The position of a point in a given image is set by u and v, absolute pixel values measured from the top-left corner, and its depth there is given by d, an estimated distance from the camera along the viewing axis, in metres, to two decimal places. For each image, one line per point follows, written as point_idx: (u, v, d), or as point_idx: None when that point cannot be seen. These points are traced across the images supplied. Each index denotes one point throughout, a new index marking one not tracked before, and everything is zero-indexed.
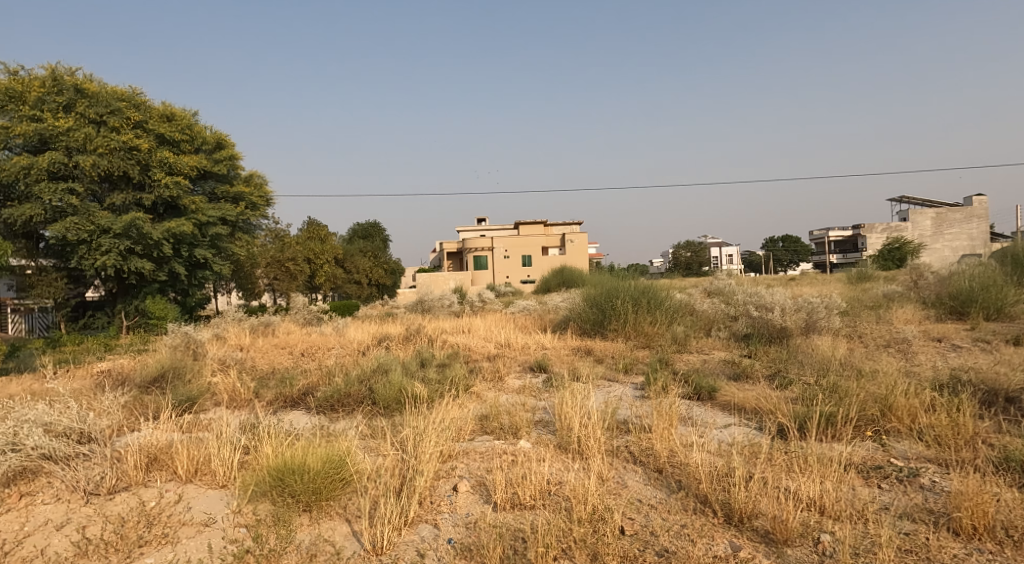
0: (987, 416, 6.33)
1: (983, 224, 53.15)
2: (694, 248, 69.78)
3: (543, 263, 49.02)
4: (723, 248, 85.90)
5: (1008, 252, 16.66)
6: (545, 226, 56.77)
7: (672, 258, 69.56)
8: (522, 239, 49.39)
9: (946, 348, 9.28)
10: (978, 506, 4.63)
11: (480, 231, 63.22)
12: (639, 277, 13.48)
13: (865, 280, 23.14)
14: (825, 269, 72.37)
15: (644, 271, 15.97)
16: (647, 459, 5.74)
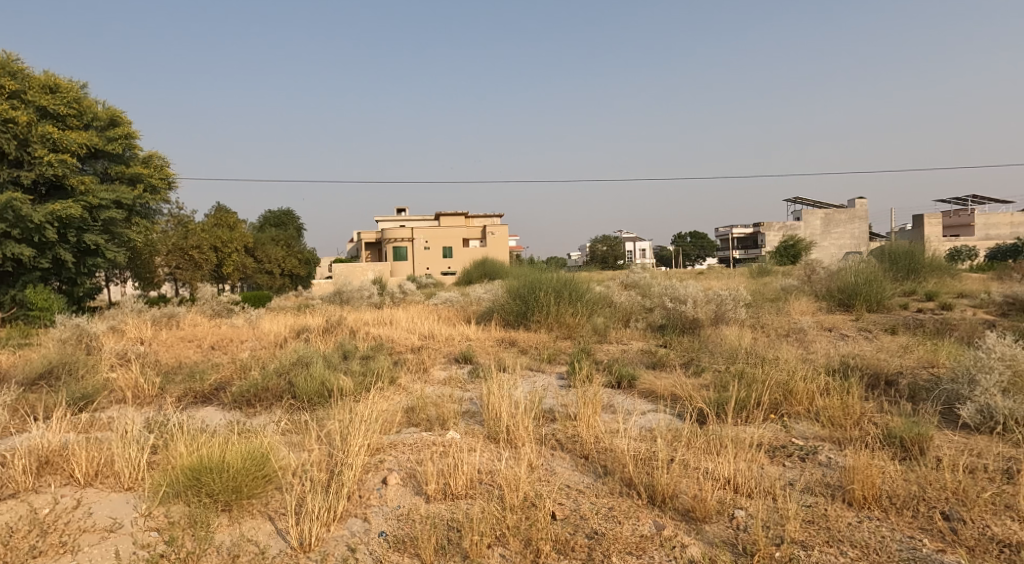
0: (871, 397, 7.05)
1: (864, 225, 58.29)
2: (610, 243, 72.43)
3: (464, 255, 48.90)
4: (637, 243, 89.39)
5: (884, 250, 18.44)
6: (467, 218, 56.60)
7: (590, 251, 71.68)
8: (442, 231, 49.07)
9: (835, 337, 10.21)
10: (868, 478, 5.11)
11: (400, 222, 62.14)
12: (560, 270, 13.80)
13: (766, 274, 24.86)
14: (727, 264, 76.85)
15: (561, 264, 16.34)
16: (574, 446, 5.93)
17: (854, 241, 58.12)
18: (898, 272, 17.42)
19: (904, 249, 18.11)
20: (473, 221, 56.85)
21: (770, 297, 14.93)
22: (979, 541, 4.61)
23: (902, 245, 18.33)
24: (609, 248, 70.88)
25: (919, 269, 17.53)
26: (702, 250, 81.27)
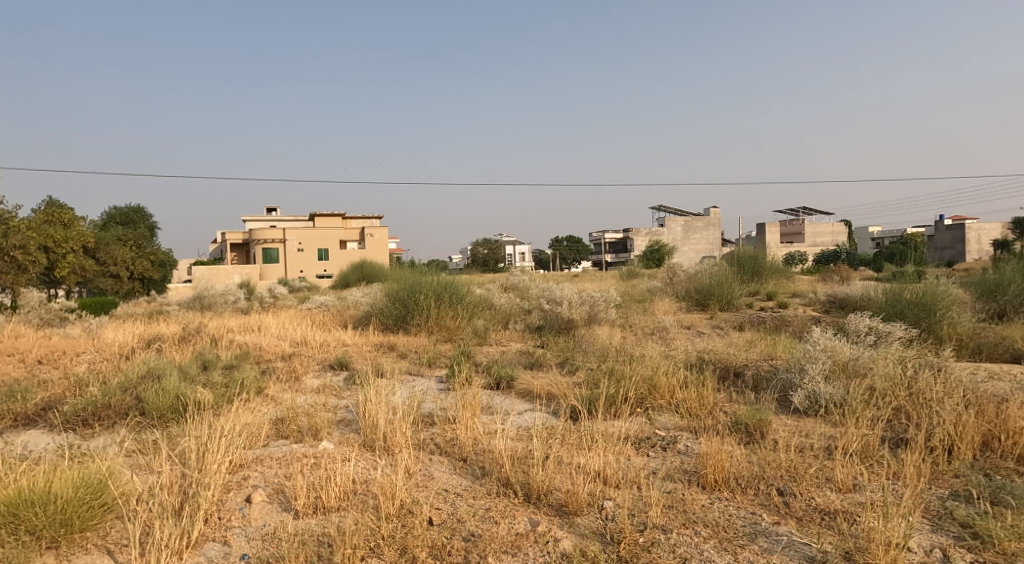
0: (724, 388, 7.67)
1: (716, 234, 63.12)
2: (490, 245, 73.21)
3: (342, 257, 47.64)
4: (515, 246, 91.12)
5: (733, 254, 20.09)
6: (343, 219, 54.93)
7: (470, 254, 72.05)
8: (318, 232, 47.25)
9: (694, 334, 10.99)
10: (717, 462, 5.53)
11: (269, 222, 59.09)
12: (440, 273, 13.76)
13: (633, 277, 26.29)
14: (598, 266, 80.18)
15: (442, 266, 16.27)
16: (452, 449, 5.95)
17: (710, 247, 62.67)
18: (744, 274, 19.00)
19: (750, 253, 19.82)
20: (348, 222, 55.35)
21: (637, 297, 15.82)
22: (804, 510, 5.07)
23: (748, 250, 20.07)
24: (489, 251, 71.58)
25: (762, 271, 19.26)
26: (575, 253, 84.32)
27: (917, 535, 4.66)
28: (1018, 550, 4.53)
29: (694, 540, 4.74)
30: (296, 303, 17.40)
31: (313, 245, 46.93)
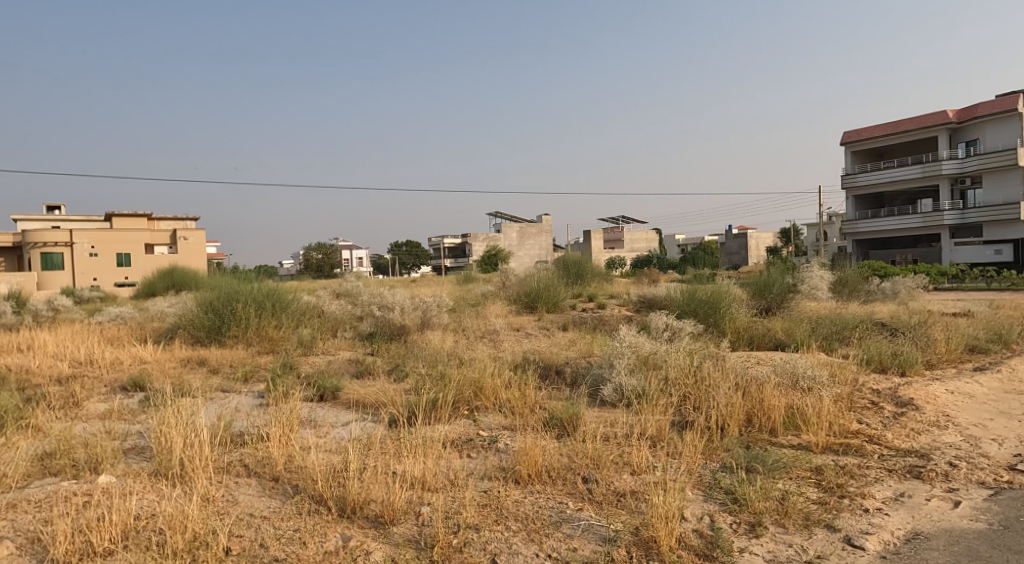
0: (547, 386, 7.94)
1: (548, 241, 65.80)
2: (326, 249, 70.15)
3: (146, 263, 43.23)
4: (349, 250, 88.44)
5: (559, 260, 21.01)
6: (149, 221, 49.89)
7: (301, 259, 68.68)
8: (116, 235, 42.59)
9: (522, 336, 11.29)
10: (531, 457, 5.69)
11: (57, 222, 52.05)
12: (264, 279, 12.89)
13: (468, 281, 26.64)
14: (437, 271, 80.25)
15: (267, 271, 15.26)
16: (263, 469, 5.56)
17: (544, 252, 65.33)
18: (568, 278, 19.94)
19: (576, 259, 20.88)
20: (153, 222, 50.35)
21: (469, 301, 16.01)
22: (605, 494, 5.36)
23: (575, 255, 21.13)
24: (327, 255, 68.74)
25: (586, 275, 20.36)
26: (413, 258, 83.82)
27: (691, 504, 5.28)
28: (764, 509, 5.23)
29: (505, 535, 4.79)
30: (90, 314, 15.41)
31: (109, 250, 42.18)
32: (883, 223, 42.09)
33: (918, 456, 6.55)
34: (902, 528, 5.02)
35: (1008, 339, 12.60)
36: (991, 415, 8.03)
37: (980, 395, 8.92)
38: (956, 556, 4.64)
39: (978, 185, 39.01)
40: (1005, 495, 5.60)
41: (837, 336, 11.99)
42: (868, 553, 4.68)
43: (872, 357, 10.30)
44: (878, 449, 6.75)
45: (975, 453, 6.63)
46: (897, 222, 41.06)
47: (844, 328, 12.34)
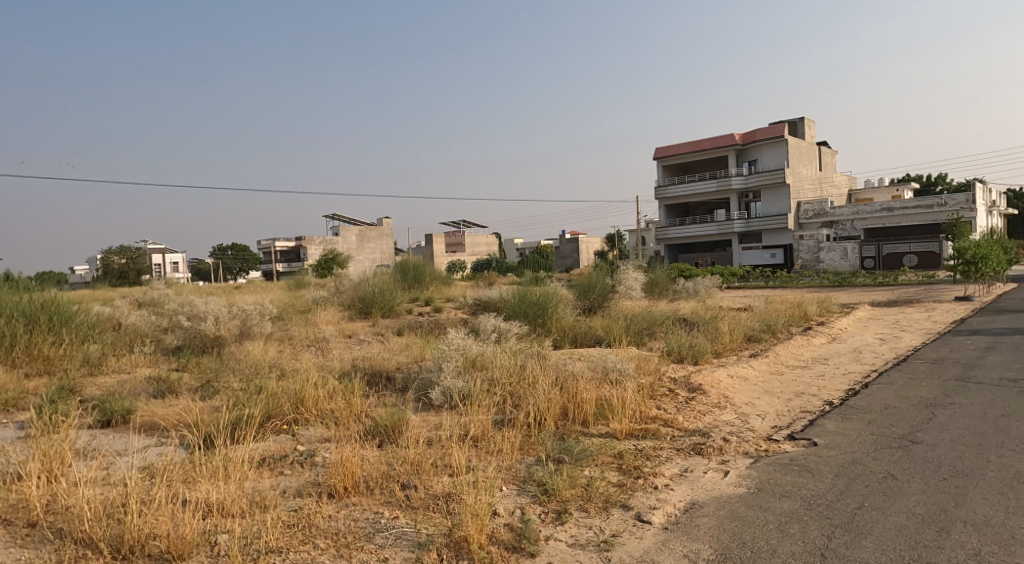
0: (374, 394, 7.86)
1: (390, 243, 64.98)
2: (131, 254, 63.85)
3: None
4: (165, 255, 80.82)
5: (398, 264, 20.77)
6: None
7: (102, 264, 61.39)
8: None
9: (353, 342, 11.03)
10: (347, 469, 5.45)
11: None
12: (44, 289, 11.34)
13: (301, 287, 25.54)
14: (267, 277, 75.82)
15: (53, 280, 13.46)
16: (17, 514, 4.91)
17: (383, 255, 64.32)
18: (406, 282, 19.77)
19: (415, 262, 20.74)
20: None
21: (299, 308, 15.28)
22: (422, 499, 5.28)
23: (414, 259, 21.00)
24: (128, 260, 62.20)
25: (425, 277, 20.24)
26: (242, 263, 78.60)
27: (502, 499, 5.44)
28: (571, 496, 5.55)
29: (310, 554, 4.53)
30: None
31: None
32: (688, 230, 46.23)
33: (700, 435, 7.49)
34: (682, 500, 5.63)
35: (775, 329, 14.70)
36: (758, 394, 9.40)
37: (753, 377, 10.39)
38: (721, 519, 5.25)
39: (757, 199, 44.75)
40: (763, 460, 6.58)
41: (647, 331, 13.20)
42: (654, 526, 5.12)
43: (673, 348, 11.41)
44: (670, 431, 7.58)
45: (745, 428, 7.73)
46: (700, 229, 45.38)
47: (653, 324, 13.62)
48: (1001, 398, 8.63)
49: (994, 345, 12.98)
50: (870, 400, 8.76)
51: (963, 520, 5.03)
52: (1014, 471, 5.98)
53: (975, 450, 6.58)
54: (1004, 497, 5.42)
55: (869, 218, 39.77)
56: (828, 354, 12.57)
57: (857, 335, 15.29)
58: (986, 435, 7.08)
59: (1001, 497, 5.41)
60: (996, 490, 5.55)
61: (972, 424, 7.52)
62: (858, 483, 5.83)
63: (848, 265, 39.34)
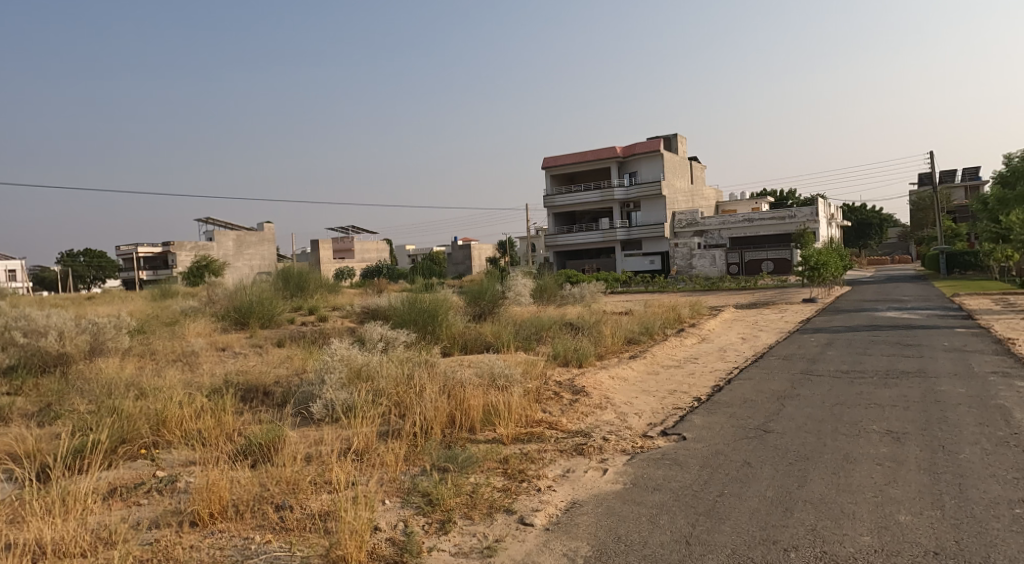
0: (248, 410, 7.50)
1: (271, 249, 62.26)
2: None
3: None
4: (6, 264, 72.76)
5: (280, 272, 19.88)
6: None
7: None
8: None
9: (227, 355, 10.47)
10: (214, 494, 5.10)
11: None
12: None
13: (169, 296, 23.92)
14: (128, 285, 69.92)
15: None
16: None
17: (265, 263, 61.50)
18: (288, 290, 19.00)
19: (297, 270, 19.97)
20: None
21: (165, 320, 14.27)
22: (298, 520, 5.02)
23: (297, 267, 20.22)
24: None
25: (308, 285, 19.55)
26: (101, 270, 72.28)
27: (384, 514, 5.35)
28: (455, 505, 5.56)
29: None
30: None
31: None
32: (575, 237, 47.42)
33: (582, 435, 7.76)
34: (563, 500, 5.79)
35: (652, 331, 15.47)
36: (636, 393, 9.84)
37: (632, 377, 10.88)
38: (598, 515, 5.45)
39: (638, 209, 46.93)
40: (638, 456, 6.91)
41: (535, 336, 13.49)
42: (536, 528, 5.23)
43: (559, 352, 11.73)
44: (554, 433, 7.79)
45: (623, 426, 8.08)
46: (586, 236, 46.77)
47: (540, 329, 13.95)
48: (838, 388, 9.60)
49: (835, 341, 14.40)
50: (731, 394, 9.43)
51: (805, 499, 5.53)
52: (846, 453, 6.67)
53: (816, 436, 7.28)
54: (837, 476, 6.05)
55: (733, 227, 43.60)
56: (698, 353, 13.40)
57: (723, 335, 16.43)
58: (824, 421, 7.86)
59: (836, 477, 6.03)
60: (831, 470, 6.18)
61: (813, 412, 8.32)
62: (718, 472, 6.27)
63: (716, 272, 42.65)
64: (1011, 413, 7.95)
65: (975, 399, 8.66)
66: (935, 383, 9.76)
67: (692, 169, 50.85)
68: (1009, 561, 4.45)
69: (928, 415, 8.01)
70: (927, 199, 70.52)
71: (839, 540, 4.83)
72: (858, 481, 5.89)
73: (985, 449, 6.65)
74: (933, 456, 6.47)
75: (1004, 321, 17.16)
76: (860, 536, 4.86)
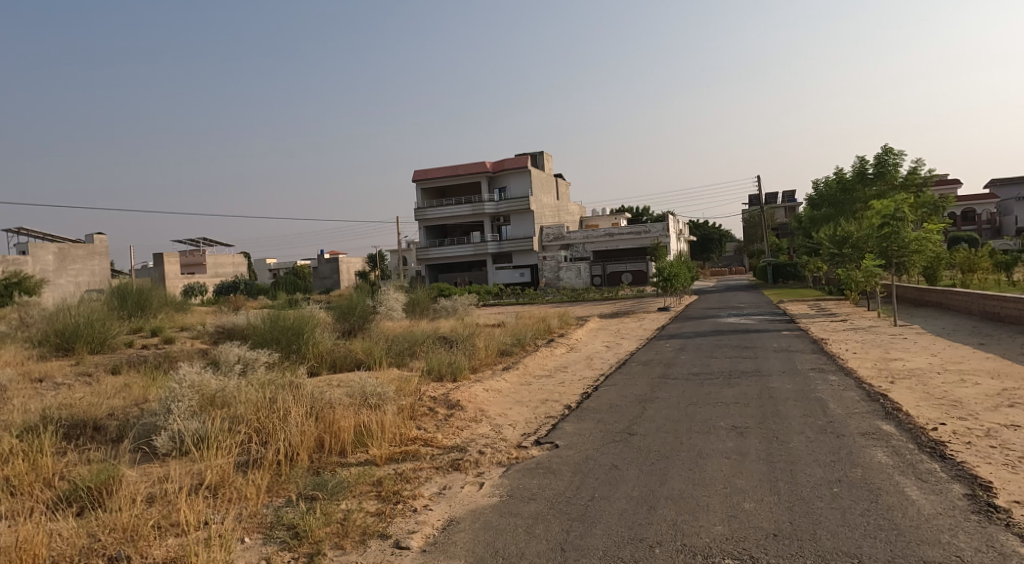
0: (71, 450, 6.56)
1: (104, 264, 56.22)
2: None
3: None
4: None
5: (114, 289, 17.91)
6: None
7: None
8: None
9: (46, 388, 9.16)
10: (27, 552, 4.34)
11: None
12: None
13: None
14: None
15: None
16: None
17: (97, 279, 55.40)
18: (125, 310, 17.15)
19: (135, 287, 18.09)
20: None
21: None
22: None
23: (136, 283, 18.31)
24: None
25: (148, 304, 17.79)
26: None
27: (243, 554, 4.84)
28: (324, 535, 5.13)
29: None
30: None
31: None
32: (445, 250, 47.02)
33: (458, 450, 7.54)
34: (440, 519, 5.53)
35: (524, 342, 15.57)
36: (510, 405, 9.78)
37: (505, 389, 10.82)
38: (476, 531, 5.25)
39: (507, 223, 47.65)
40: (514, 467, 6.80)
41: (408, 351, 13.10)
42: (412, 551, 4.93)
43: (433, 367, 11.45)
44: (429, 450, 7.51)
45: (498, 438, 7.96)
46: (456, 249, 46.54)
47: (414, 343, 13.59)
48: (692, 389, 10.12)
49: (686, 346, 15.26)
50: (599, 401, 9.62)
51: (667, 496, 5.67)
52: (699, 449, 6.97)
53: (674, 435, 7.55)
54: (693, 471, 6.27)
55: (597, 241, 45.78)
56: (567, 362, 13.64)
57: (589, 344, 16.90)
58: (679, 421, 8.20)
59: (692, 472, 6.25)
60: (688, 466, 6.41)
61: (671, 413, 8.66)
62: (589, 476, 6.30)
63: (581, 283, 44.79)
64: (828, 403, 8.76)
65: (800, 393, 9.46)
66: (768, 380, 10.58)
67: (558, 185, 52.43)
68: (833, 535, 4.78)
69: (764, 409, 8.62)
70: (756, 218, 77.64)
71: (696, 532, 4.96)
72: (711, 475, 6.15)
73: (808, 437, 7.22)
74: (769, 446, 6.92)
75: (819, 324, 19.11)
76: (714, 526, 5.03)
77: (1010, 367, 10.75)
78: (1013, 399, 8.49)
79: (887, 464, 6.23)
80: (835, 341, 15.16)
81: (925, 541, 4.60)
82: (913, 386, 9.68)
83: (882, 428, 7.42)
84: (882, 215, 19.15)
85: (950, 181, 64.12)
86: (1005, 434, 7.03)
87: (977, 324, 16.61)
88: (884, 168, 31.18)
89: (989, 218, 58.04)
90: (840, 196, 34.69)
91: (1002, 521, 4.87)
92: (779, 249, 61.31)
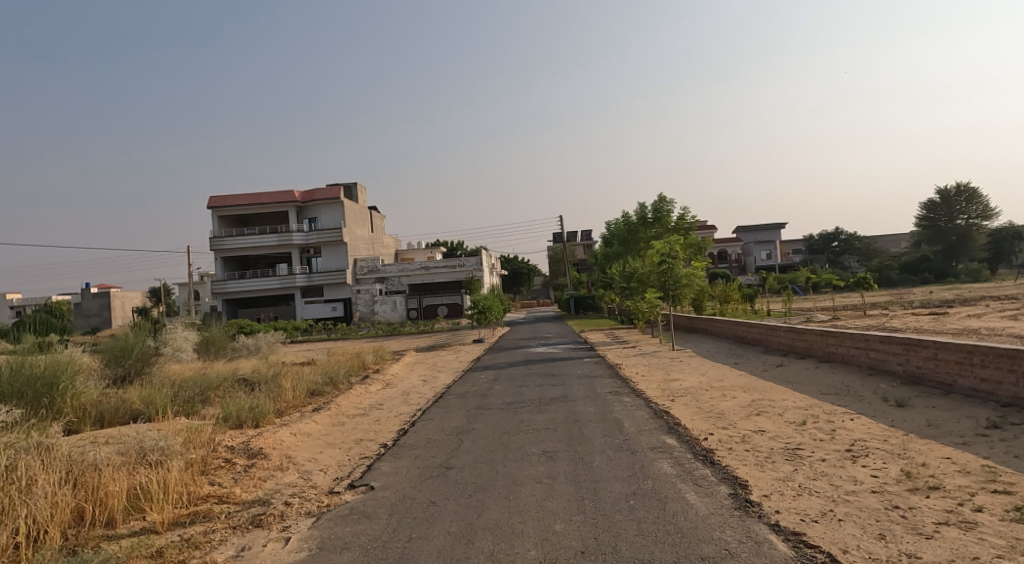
0: None
1: None
2: None
3: None
4: None
5: None
6: None
7: None
8: None
9: None
10: None
11: None
12: None
13: None
14: None
15: None
16: None
17: None
18: None
19: None
20: None
21: None
22: None
23: None
24: None
25: None
26: None
27: None
28: None
29: None
30: None
31: None
32: (247, 284, 43.37)
33: (259, 504, 6.61)
34: None
35: (336, 381, 14.54)
36: (319, 448, 8.92)
37: (314, 432, 9.89)
38: None
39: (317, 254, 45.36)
40: (323, 517, 6.05)
41: (199, 398, 11.55)
42: None
43: (230, 413, 10.16)
44: (224, 507, 6.51)
45: (306, 486, 7.13)
46: (261, 283, 43.21)
47: (206, 389, 12.06)
48: (502, 419, 9.98)
49: (497, 377, 15.29)
50: (412, 437, 9.11)
51: (484, 527, 5.34)
52: (512, 477, 6.75)
53: (490, 465, 7.28)
54: (508, 500, 6.02)
55: (411, 274, 45.52)
56: (383, 399, 12.91)
57: (404, 378, 16.31)
58: (494, 451, 7.97)
59: (507, 500, 5.99)
60: (502, 495, 6.15)
61: (486, 444, 8.41)
62: (406, 517, 5.79)
63: (395, 318, 44.26)
64: (623, 423, 9.09)
65: (599, 415, 9.73)
66: (573, 405, 10.80)
67: (371, 218, 51.23)
68: (630, 544, 4.74)
69: (569, 433, 8.69)
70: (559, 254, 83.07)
71: (511, 560, 4.66)
72: (524, 501, 5.93)
73: (608, 455, 7.35)
74: (575, 468, 6.90)
75: (612, 351, 20.27)
76: (528, 552, 4.78)
77: (759, 381, 12.05)
78: (761, 409, 9.42)
79: (670, 473, 6.46)
80: (627, 366, 16.10)
81: (703, 540, 4.72)
82: (688, 402, 10.40)
83: (666, 442, 7.79)
84: (660, 253, 20.99)
85: (708, 225, 73.25)
86: (756, 438, 7.68)
87: (733, 346, 18.63)
88: (659, 214, 35.04)
89: (737, 257, 67.22)
90: (626, 236, 37.70)
91: (757, 514, 5.17)
92: (579, 284, 65.53)
